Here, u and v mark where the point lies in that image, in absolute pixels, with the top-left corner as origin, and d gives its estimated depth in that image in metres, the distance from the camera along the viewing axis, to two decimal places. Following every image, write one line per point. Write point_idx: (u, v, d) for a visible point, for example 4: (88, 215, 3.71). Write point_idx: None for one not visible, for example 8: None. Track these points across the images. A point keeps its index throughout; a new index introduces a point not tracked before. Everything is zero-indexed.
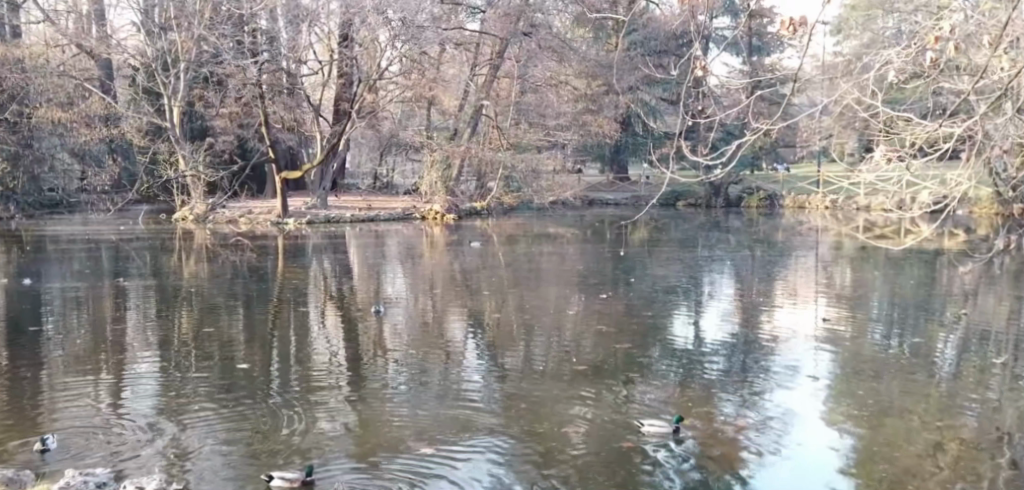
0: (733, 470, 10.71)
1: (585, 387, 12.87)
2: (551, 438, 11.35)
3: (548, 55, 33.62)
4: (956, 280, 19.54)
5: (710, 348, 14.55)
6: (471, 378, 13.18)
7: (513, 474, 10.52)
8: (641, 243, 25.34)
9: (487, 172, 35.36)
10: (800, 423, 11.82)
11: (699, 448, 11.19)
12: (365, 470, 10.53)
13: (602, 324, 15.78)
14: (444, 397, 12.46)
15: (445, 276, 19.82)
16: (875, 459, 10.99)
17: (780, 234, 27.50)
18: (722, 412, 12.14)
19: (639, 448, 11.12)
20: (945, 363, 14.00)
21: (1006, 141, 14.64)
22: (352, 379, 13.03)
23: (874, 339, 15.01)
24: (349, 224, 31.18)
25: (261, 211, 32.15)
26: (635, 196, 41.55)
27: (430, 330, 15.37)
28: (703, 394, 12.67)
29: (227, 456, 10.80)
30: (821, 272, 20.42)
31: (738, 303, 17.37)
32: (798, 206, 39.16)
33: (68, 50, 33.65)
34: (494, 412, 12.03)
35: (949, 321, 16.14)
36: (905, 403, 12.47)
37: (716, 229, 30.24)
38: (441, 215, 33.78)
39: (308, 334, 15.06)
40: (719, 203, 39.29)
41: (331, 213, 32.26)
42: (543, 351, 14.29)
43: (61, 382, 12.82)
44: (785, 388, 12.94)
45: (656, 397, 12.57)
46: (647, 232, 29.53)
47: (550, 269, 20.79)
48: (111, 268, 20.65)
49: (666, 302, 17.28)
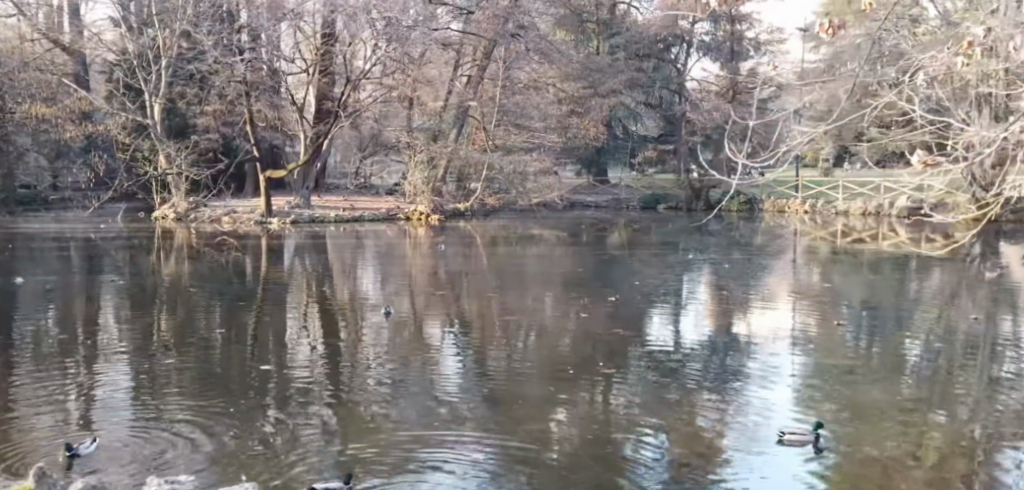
0: (712, 469, 10.80)
1: (565, 389, 12.97)
2: (536, 445, 11.27)
3: (535, 56, 34.33)
4: (927, 284, 19.70)
5: (687, 349, 14.73)
6: (449, 378, 13.27)
7: (501, 479, 10.49)
8: (622, 246, 25.44)
9: (471, 172, 35.47)
10: (778, 425, 11.93)
11: (678, 448, 11.28)
12: (345, 476, 10.46)
13: (582, 324, 15.96)
14: (423, 397, 12.56)
15: (426, 277, 19.93)
16: (853, 460, 11.11)
17: (760, 238, 27.69)
18: (706, 413, 12.24)
19: (619, 450, 11.19)
20: (917, 365, 14.17)
21: (984, 148, 14.79)
22: (333, 379, 13.10)
23: (850, 341, 15.24)
24: (334, 225, 31.28)
25: (245, 209, 32.14)
26: (616, 199, 41.71)
27: (410, 331, 15.45)
28: (684, 395, 12.78)
29: (205, 456, 10.83)
30: (798, 276, 20.57)
31: (714, 305, 17.54)
32: (779, 210, 39.41)
33: (48, 46, 33.58)
34: (470, 413, 12.10)
35: (923, 325, 16.29)
36: (881, 404, 12.67)
37: (697, 232, 30.34)
38: (426, 215, 33.80)
39: (289, 333, 15.14)
40: (700, 206, 39.43)
41: (315, 213, 32.32)
42: (523, 351, 14.45)
43: (35, 384, 12.72)
44: (762, 389, 13.09)
45: (633, 397, 12.69)
46: (628, 235, 29.70)
47: (530, 270, 20.91)
48: (86, 267, 20.60)
49: (646, 304, 17.42)
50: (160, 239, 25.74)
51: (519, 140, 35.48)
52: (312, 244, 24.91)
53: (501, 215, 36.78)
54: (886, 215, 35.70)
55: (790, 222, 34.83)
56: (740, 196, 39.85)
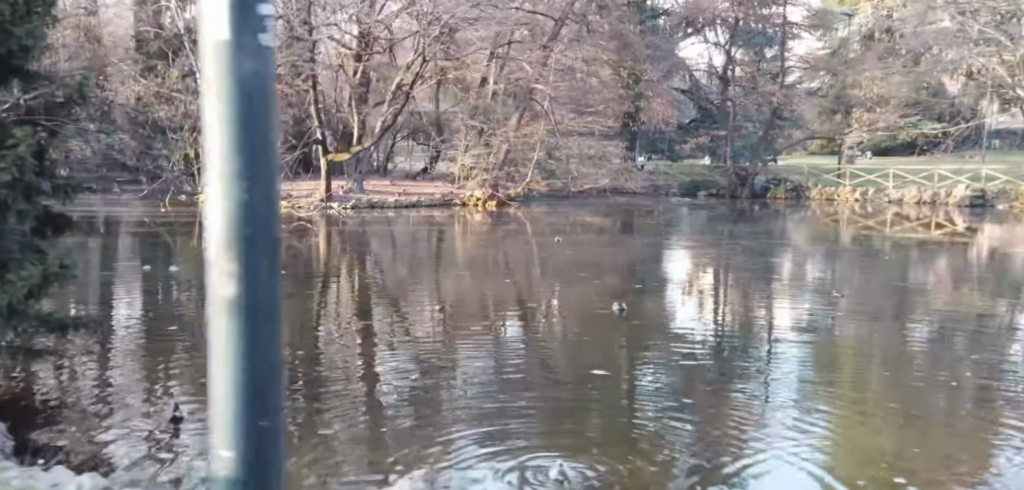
0: (738, 451, 10.47)
1: (583, 376, 12.79)
2: (570, 438, 10.80)
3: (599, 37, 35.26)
4: (952, 269, 19.72)
5: (707, 336, 14.46)
6: (467, 366, 13.14)
7: (528, 460, 10.29)
8: (652, 232, 25.46)
9: (522, 157, 35.95)
10: (798, 407, 11.60)
11: (700, 432, 10.97)
12: (372, 454, 10.39)
13: (603, 312, 15.82)
14: (437, 384, 12.48)
15: (455, 263, 20.05)
16: (886, 437, 10.74)
17: (790, 224, 27.71)
18: (737, 401, 11.84)
19: (645, 435, 10.91)
20: (936, 348, 13.86)
21: None
22: (348, 367, 13.11)
23: (874, 326, 15.00)
24: (392, 209, 31.74)
25: (302, 194, 32.56)
26: (655, 185, 43.06)
27: (433, 318, 15.47)
28: (714, 384, 12.39)
29: (223, 435, 10.82)
30: (826, 262, 20.43)
31: (739, 292, 17.34)
32: (827, 199, 40.06)
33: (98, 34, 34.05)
34: (487, 400, 11.96)
35: (952, 309, 16.05)
36: (907, 386, 12.31)
37: (734, 217, 30.27)
38: (483, 201, 34.42)
39: (312, 322, 15.19)
40: (745, 195, 41.05)
41: (372, 198, 32.78)
42: (543, 342, 14.20)
43: (47, 368, 12.76)
44: (781, 374, 12.74)
45: (651, 385, 12.42)
46: (666, 219, 29.88)
47: (559, 255, 21.05)
48: (114, 253, 20.73)
49: (673, 291, 17.26)
50: (209, 223, 26.07)
51: (570, 124, 35.74)
52: (352, 230, 25.11)
53: (549, 201, 37.11)
54: (944, 204, 35.88)
55: (844, 209, 34.53)
56: (785, 183, 40.85)
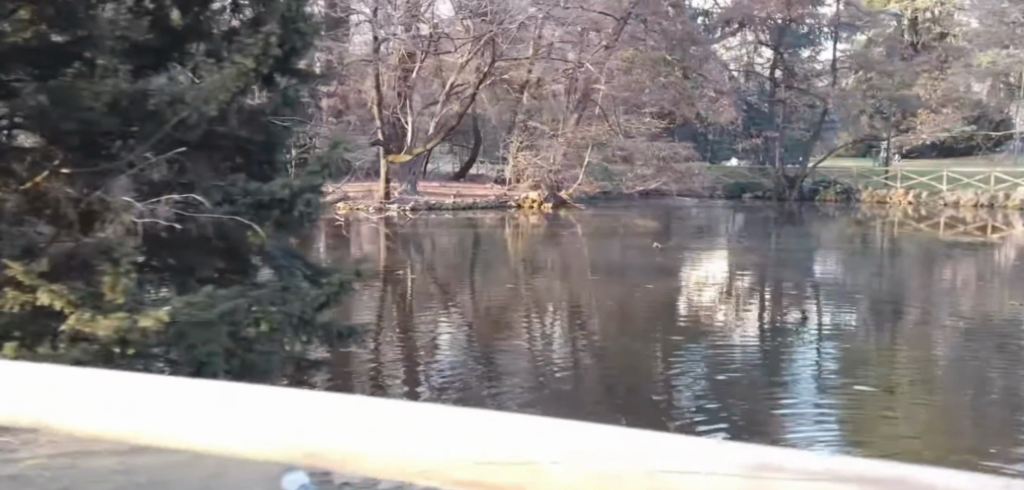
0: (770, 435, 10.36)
1: (618, 374, 12.78)
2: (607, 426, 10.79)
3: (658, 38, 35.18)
4: (990, 267, 19.92)
5: (742, 336, 14.41)
6: (505, 363, 13.25)
7: None
8: (694, 233, 25.60)
9: (577, 159, 36.15)
10: (836, 399, 11.46)
11: (731, 420, 10.88)
12: None
13: (640, 312, 15.92)
14: (476, 380, 12.53)
15: (496, 263, 20.36)
16: (925, 423, 10.59)
17: (832, 225, 27.97)
18: (773, 394, 11.72)
19: (677, 424, 10.83)
20: (968, 343, 13.82)
21: None
22: (387, 364, 13.22)
23: (918, 333, 14.48)
24: (450, 212, 32.29)
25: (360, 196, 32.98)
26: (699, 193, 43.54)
27: (476, 319, 15.58)
28: (751, 381, 12.28)
29: None
30: (866, 263, 20.57)
31: (775, 292, 17.43)
32: (879, 201, 41.91)
33: None
34: (528, 393, 11.98)
35: (986, 308, 16.03)
36: (954, 390, 11.75)
37: (782, 219, 30.46)
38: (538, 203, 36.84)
39: (352, 321, 15.35)
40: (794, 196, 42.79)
41: (430, 201, 33.27)
42: (587, 350, 13.81)
43: None
44: (814, 372, 12.66)
45: (683, 381, 12.37)
46: (715, 221, 30.12)
47: (598, 256, 21.24)
48: None
49: (708, 291, 17.39)
50: None
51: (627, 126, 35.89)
52: (398, 232, 25.31)
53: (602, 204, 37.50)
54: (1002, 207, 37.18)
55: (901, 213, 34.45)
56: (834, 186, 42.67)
